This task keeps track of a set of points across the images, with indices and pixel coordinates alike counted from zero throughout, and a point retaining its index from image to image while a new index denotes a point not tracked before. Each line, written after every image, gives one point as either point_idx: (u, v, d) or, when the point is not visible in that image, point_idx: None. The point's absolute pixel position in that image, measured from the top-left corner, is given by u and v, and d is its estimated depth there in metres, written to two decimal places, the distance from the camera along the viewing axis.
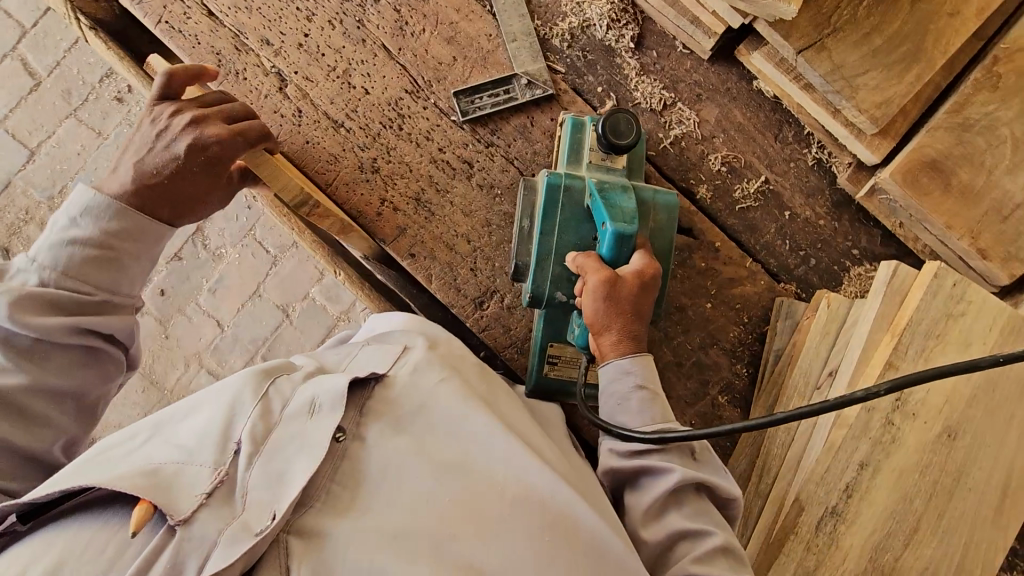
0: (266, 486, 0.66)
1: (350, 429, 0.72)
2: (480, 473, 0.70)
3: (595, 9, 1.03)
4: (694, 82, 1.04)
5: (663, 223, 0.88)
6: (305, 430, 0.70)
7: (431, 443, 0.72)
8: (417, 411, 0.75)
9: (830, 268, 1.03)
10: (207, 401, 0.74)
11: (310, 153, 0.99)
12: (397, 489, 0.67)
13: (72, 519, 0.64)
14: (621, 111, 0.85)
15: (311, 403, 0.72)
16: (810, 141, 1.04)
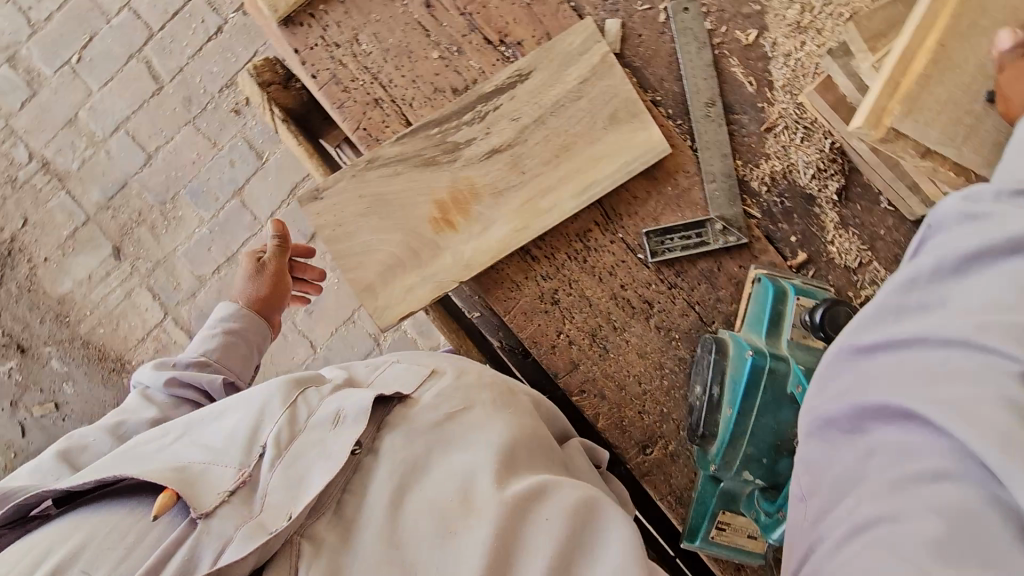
0: (284, 490, 0.67)
1: (366, 441, 0.73)
2: (498, 477, 0.69)
3: (800, 156, 0.99)
4: (894, 241, 0.98)
5: None
6: (327, 439, 0.71)
7: (457, 456, 0.72)
8: (440, 428, 0.75)
9: None
10: (235, 407, 0.78)
11: (494, 278, 0.97)
12: (415, 496, 0.68)
13: (103, 506, 0.70)
14: (842, 305, 0.85)
15: (338, 415, 0.73)
16: None
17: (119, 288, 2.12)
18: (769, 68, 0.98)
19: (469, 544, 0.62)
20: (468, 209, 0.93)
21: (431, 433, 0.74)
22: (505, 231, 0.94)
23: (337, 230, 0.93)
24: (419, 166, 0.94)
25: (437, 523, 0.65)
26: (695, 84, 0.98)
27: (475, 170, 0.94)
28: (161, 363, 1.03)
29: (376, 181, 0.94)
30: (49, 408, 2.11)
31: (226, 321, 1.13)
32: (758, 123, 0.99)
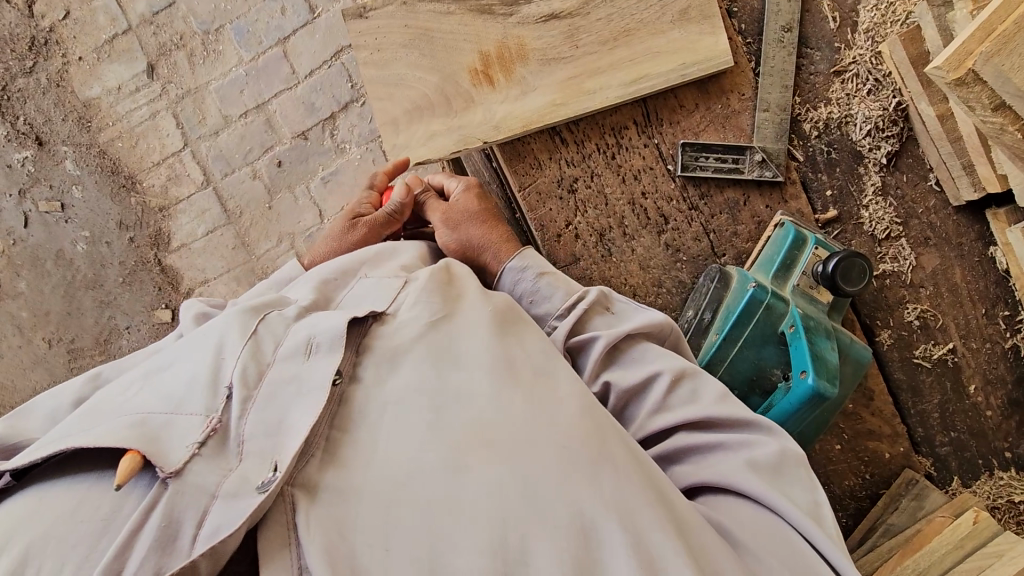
0: (264, 434, 0.60)
1: (347, 370, 0.66)
2: (499, 398, 0.63)
3: (862, 109, 0.92)
4: (928, 223, 0.95)
5: (848, 377, 0.86)
6: (301, 372, 0.64)
7: (444, 372, 0.66)
8: (415, 342, 0.69)
9: (974, 459, 0.97)
10: (196, 348, 0.68)
11: (518, 150, 0.95)
12: (416, 421, 0.62)
13: (61, 480, 0.58)
14: (859, 258, 0.81)
15: (308, 344, 0.66)
16: (1017, 327, 0.95)
17: (145, 107, 2.10)
18: (858, 7, 0.92)
19: (493, 475, 0.57)
20: (512, 68, 0.90)
21: (409, 350, 0.68)
22: (542, 101, 0.91)
23: (376, 55, 0.91)
24: (472, 12, 0.89)
25: (445, 447, 0.59)
26: (778, 3, 0.92)
27: (529, 32, 0.90)
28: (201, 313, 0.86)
29: (427, 14, 0.90)
30: (54, 207, 2.13)
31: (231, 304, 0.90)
32: (829, 63, 0.93)
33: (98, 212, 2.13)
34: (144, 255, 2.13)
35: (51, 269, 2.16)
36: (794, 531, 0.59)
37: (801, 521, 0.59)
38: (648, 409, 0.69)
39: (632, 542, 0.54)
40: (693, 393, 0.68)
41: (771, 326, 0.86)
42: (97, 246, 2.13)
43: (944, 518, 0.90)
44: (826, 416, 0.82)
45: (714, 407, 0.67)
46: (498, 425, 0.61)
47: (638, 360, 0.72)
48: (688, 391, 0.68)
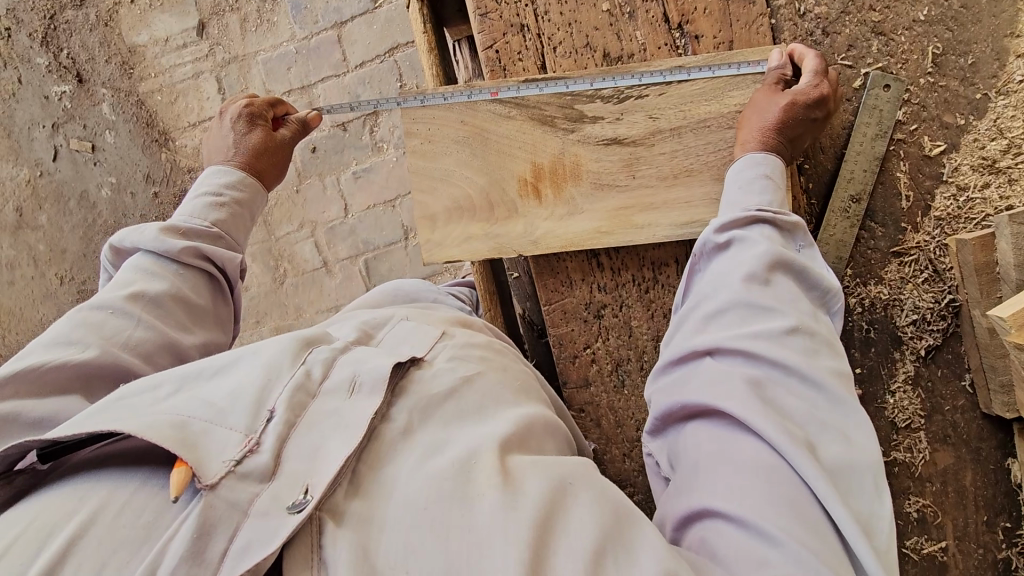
0: (299, 456, 0.54)
1: (381, 410, 0.61)
2: (511, 446, 0.60)
3: (913, 296, 0.89)
4: (951, 421, 0.92)
5: None
6: (343, 410, 0.58)
7: (465, 425, 0.62)
8: (453, 390, 0.65)
9: None
10: (239, 360, 0.62)
11: (551, 265, 0.92)
12: (437, 458, 0.57)
13: (101, 477, 0.52)
14: None
15: (352, 382, 0.61)
16: (1016, 541, 0.92)
17: (189, 65, 2.05)
18: (935, 191, 0.86)
19: (513, 500, 0.52)
20: (562, 186, 0.87)
21: (445, 399, 0.64)
22: (587, 226, 0.88)
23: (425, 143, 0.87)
24: (534, 121, 0.86)
25: (459, 476, 0.55)
26: (852, 170, 0.86)
27: (588, 153, 0.86)
28: (170, 227, 0.85)
29: (485, 114, 0.86)
30: (85, 147, 2.11)
31: (231, 186, 0.93)
32: (891, 242, 0.88)
33: (127, 161, 2.11)
34: (166, 212, 2.12)
35: (73, 208, 2.16)
36: (836, 536, 0.55)
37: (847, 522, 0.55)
38: (738, 349, 0.65)
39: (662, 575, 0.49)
40: (806, 348, 0.65)
41: None
42: (121, 194, 2.12)
43: None
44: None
45: (819, 368, 0.64)
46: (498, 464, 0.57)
47: (769, 293, 0.69)
48: (799, 344, 0.65)
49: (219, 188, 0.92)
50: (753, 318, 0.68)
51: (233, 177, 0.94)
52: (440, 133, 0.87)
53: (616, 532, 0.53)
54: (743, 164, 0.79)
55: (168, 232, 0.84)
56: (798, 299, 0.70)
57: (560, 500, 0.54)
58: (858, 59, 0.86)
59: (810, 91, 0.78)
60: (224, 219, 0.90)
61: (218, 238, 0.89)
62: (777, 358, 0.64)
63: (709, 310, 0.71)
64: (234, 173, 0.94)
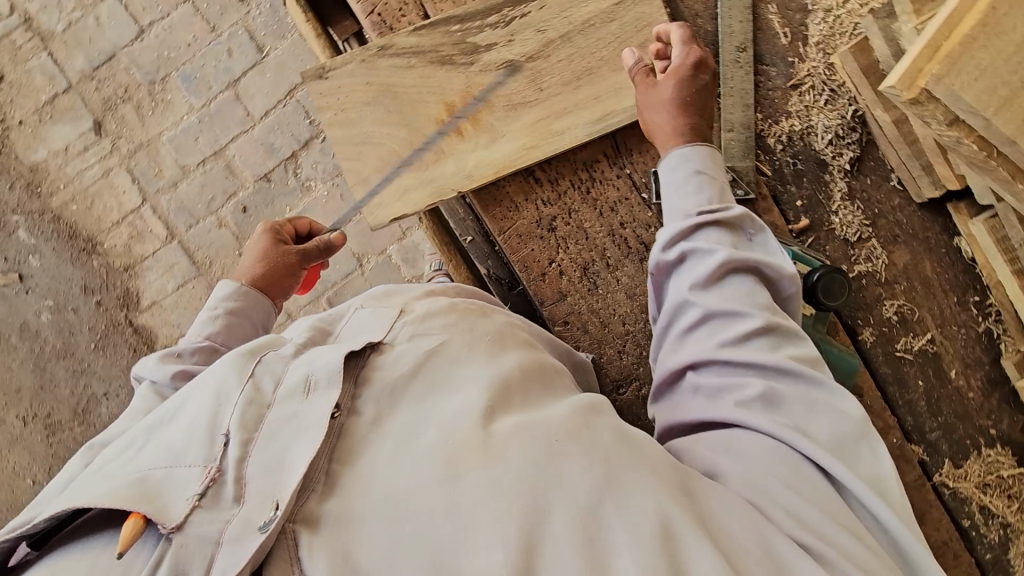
0: (263, 471, 0.52)
1: (347, 404, 0.58)
2: (487, 414, 0.58)
3: (822, 118, 0.96)
4: (895, 221, 0.98)
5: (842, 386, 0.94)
6: (302, 411, 0.56)
7: (436, 399, 0.60)
8: (417, 368, 0.62)
9: (963, 440, 1.00)
10: (196, 391, 0.61)
11: (493, 195, 0.95)
12: (413, 441, 0.56)
13: (71, 548, 0.52)
14: (839, 273, 0.86)
15: (306, 381, 0.59)
16: (988, 311, 0.98)
17: (96, 166, 2.04)
18: (805, 22, 0.95)
19: (497, 481, 0.52)
20: (480, 118, 0.91)
21: (410, 379, 0.61)
22: (512, 147, 0.92)
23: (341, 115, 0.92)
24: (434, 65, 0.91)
25: (440, 460, 0.54)
26: (730, 24, 0.95)
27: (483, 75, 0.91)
28: (166, 352, 0.85)
29: (387, 70, 0.91)
30: (13, 279, 2.05)
31: (227, 299, 0.95)
32: (785, 78, 0.96)
33: (59, 279, 2.06)
34: (113, 317, 2.06)
35: (16, 343, 2.08)
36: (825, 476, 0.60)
37: (860, 486, 0.59)
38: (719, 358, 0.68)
39: (654, 535, 0.51)
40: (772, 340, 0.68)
41: None
42: (61, 313, 2.06)
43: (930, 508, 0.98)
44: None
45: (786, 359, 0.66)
46: (487, 442, 0.55)
47: (728, 294, 0.72)
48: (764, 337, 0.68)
49: (216, 302, 0.95)
50: (721, 320, 0.71)
51: (232, 287, 0.96)
52: (362, 105, 0.92)
53: (614, 485, 0.53)
54: (671, 163, 0.83)
55: (165, 358, 0.84)
56: (757, 293, 0.72)
57: (550, 464, 0.54)
58: None
59: (686, 60, 0.85)
60: (219, 332, 0.91)
61: (213, 353, 0.89)
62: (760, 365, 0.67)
63: (686, 318, 0.74)
64: (233, 285, 0.96)
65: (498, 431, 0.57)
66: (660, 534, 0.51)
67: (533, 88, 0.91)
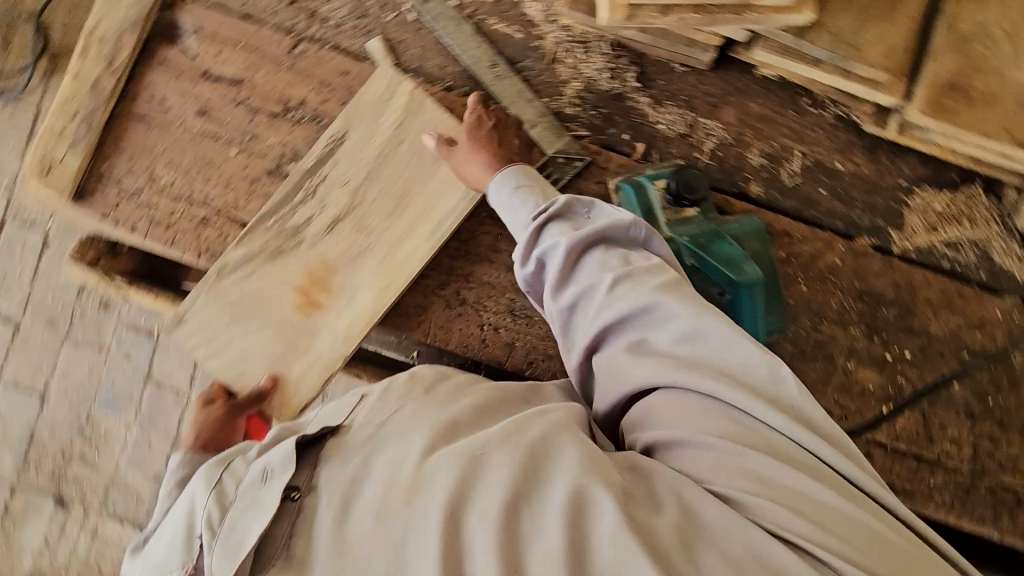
0: (223, 562, 0.62)
1: (305, 483, 0.67)
2: (428, 449, 0.66)
3: (591, 66, 1.06)
4: (704, 93, 1.08)
5: (759, 245, 0.98)
6: (259, 497, 0.66)
7: (389, 447, 0.68)
8: (376, 429, 0.70)
9: (889, 206, 1.09)
10: (176, 510, 0.73)
11: (396, 312, 1.00)
12: (364, 489, 0.64)
13: None
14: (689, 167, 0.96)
15: (263, 472, 0.68)
16: (822, 103, 1.09)
17: (59, 545, 1.87)
18: (524, 11, 1.07)
19: (427, 504, 0.62)
20: (328, 286, 0.98)
21: (369, 438, 0.69)
22: (367, 291, 0.98)
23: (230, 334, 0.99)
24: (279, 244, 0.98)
25: (378, 502, 0.63)
26: (473, 54, 1.05)
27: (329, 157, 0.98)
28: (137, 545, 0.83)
29: (231, 288, 0.98)
30: None
31: (178, 468, 0.90)
32: (542, 59, 1.06)
33: None
34: None
35: None
36: (751, 420, 0.71)
37: (782, 426, 0.70)
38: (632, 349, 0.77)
39: (563, 515, 0.61)
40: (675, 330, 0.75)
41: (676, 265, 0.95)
42: None
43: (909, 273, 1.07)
44: (759, 296, 0.91)
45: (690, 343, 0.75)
46: (424, 477, 0.64)
47: (622, 295, 0.78)
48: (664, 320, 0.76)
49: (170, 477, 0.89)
50: (625, 322, 0.78)
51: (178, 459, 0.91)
52: (230, 325, 0.99)
53: (530, 483, 0.63)
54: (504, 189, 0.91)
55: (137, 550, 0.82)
56: (639, 281, 0.78)
57: (476, 478, 0.63)
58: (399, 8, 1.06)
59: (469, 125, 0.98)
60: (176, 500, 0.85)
61: None
62: (678, 358, 0.74)
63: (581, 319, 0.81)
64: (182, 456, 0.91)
65: (437, 460, 0.65)
66: (567, 511, 0.61)
67: (358, 219, 0.99)
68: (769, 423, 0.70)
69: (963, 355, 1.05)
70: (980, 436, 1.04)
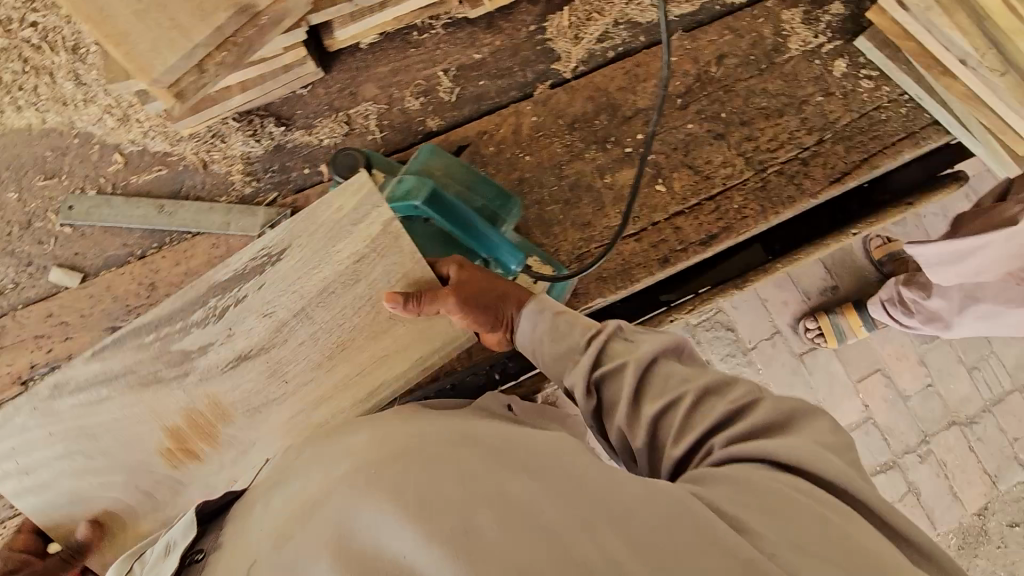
0: None
1: (208, 545, 0.71)
2: (331, 475, 0.60)
3: (236, 145, 1.10)
4: (339, 91, 1.14)
5: (440, 161, 1.03)
6: (150, 566, 0.71)
7: (299, 480, 0.64)
8: (270, 473, 0.74)
9: (538, 51, 1.19)
10: None
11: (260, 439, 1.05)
12: (260, 531, 0.61)
13: None
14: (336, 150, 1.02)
15: (167, 544, 0.75)
16: (427, 25, 1.18)
17: None
18: (150, 150, 1.09)
19: (300, 535, 0.55)
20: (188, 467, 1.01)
21: (282, 487, 0.66)
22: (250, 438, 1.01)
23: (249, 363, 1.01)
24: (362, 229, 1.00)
25: (266, 546, 0.57)
26: (137, 214, 1.06)
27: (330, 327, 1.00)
28: None
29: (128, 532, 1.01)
30: None
31: None
32: (195, 172, 1.09)
33: None
34: None
35: None
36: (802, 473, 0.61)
37: (841, 481, 0.60)
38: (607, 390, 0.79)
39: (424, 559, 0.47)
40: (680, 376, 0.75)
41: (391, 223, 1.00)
42: None
43: (590, 83, 1.17)
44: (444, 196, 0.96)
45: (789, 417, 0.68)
46: (309, 506, 0.58)
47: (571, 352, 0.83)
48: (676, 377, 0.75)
49: None
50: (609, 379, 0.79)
51: None
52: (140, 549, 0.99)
53: (384, 512, 0.51)
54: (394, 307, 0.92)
55: None
56: (632, 340, 0.82)
57: (337, 492, 0.55)
58: (52, 230, 1.06)
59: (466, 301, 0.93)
60: None
61: None
62: (692, 402, 0.72)
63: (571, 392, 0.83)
64: None
65: (320, 487, 0.58)
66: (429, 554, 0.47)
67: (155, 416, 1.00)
68: (826, 477, 0.61)
69: (676, 104, 1.16)
70: (739, 144, 1.14)
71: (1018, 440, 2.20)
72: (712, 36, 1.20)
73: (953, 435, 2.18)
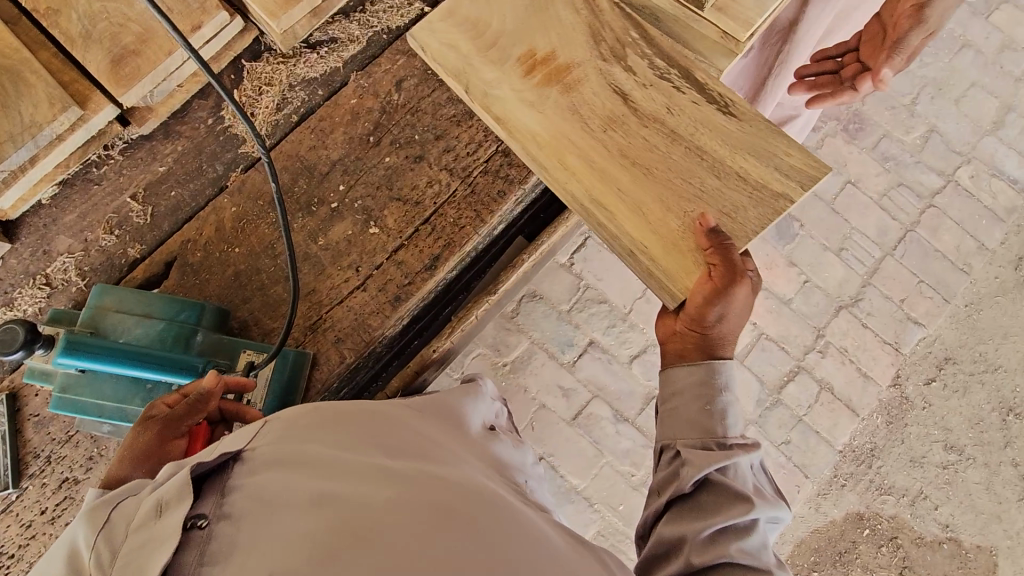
0: None
1: (211, 510, 0.59)
2: (401, 497, 0.61)
3: None
4: (30, 254, 1.10)
5: (113, 298, 0.97)
6: (153, 532, 0.55)
7: (329, 468, 0.64)
8: (281, 442, 0.68)
9: (221, 142, 1.17)
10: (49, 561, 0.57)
11: None
12: (272, 470, 0.64)
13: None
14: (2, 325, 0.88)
15: (159, 502, 0.58)
16: (103, 155, 1.14)
17: None
18: None
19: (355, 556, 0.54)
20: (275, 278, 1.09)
21: (321, 433, 0.70)
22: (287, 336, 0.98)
23: (495, 103, 0.92)
24: (490, 48, 0.94)
25: (315, 543, 0.55)
26: None
27: (528, 35, 0.93)
28: None
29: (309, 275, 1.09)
30: None
31: None
32: None
33: None
34: None
35: None
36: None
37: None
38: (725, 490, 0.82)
39: None
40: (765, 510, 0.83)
41: (76, 379, 0.93)
42: None
43: (280, 152, 1.15)
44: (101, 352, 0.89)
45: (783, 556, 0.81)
46: (394, 519, 0.58)
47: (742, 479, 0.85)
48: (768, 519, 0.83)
49: None
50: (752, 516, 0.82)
51: None
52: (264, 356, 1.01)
53: None
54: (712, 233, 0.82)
55: None
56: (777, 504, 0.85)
57: (478, 532, 0.60)
58: None
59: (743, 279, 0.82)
60: None
61: None
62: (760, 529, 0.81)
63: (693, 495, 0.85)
64: None
65: (410, 447, 0.72)
66: None
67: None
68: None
69: (369, 141, 1.15)
70: (440, 159, 1.15)
71: (905, 300, 2.22)
72: (385, 63, 1.19)
73: (845, 319, 2.18)
